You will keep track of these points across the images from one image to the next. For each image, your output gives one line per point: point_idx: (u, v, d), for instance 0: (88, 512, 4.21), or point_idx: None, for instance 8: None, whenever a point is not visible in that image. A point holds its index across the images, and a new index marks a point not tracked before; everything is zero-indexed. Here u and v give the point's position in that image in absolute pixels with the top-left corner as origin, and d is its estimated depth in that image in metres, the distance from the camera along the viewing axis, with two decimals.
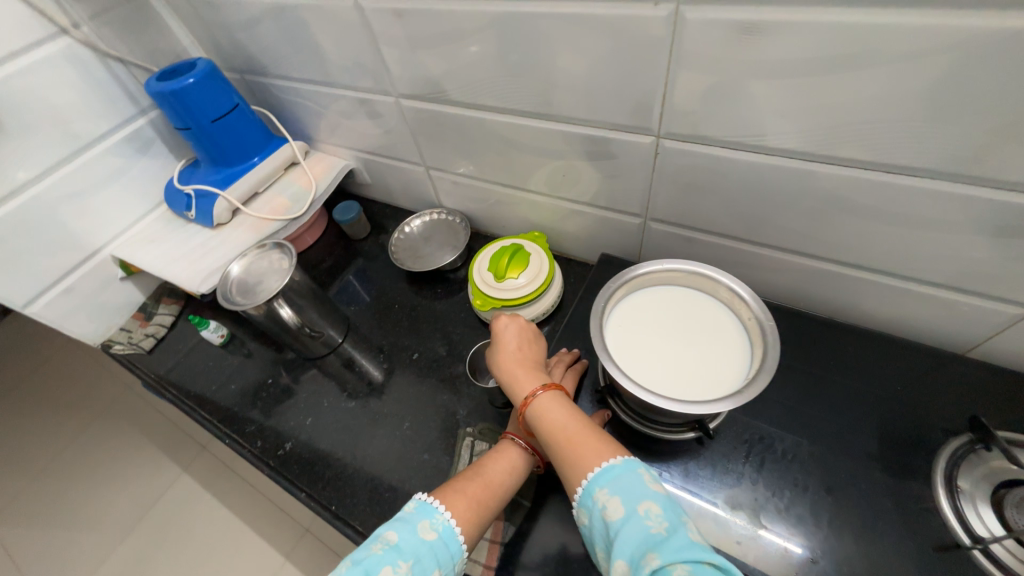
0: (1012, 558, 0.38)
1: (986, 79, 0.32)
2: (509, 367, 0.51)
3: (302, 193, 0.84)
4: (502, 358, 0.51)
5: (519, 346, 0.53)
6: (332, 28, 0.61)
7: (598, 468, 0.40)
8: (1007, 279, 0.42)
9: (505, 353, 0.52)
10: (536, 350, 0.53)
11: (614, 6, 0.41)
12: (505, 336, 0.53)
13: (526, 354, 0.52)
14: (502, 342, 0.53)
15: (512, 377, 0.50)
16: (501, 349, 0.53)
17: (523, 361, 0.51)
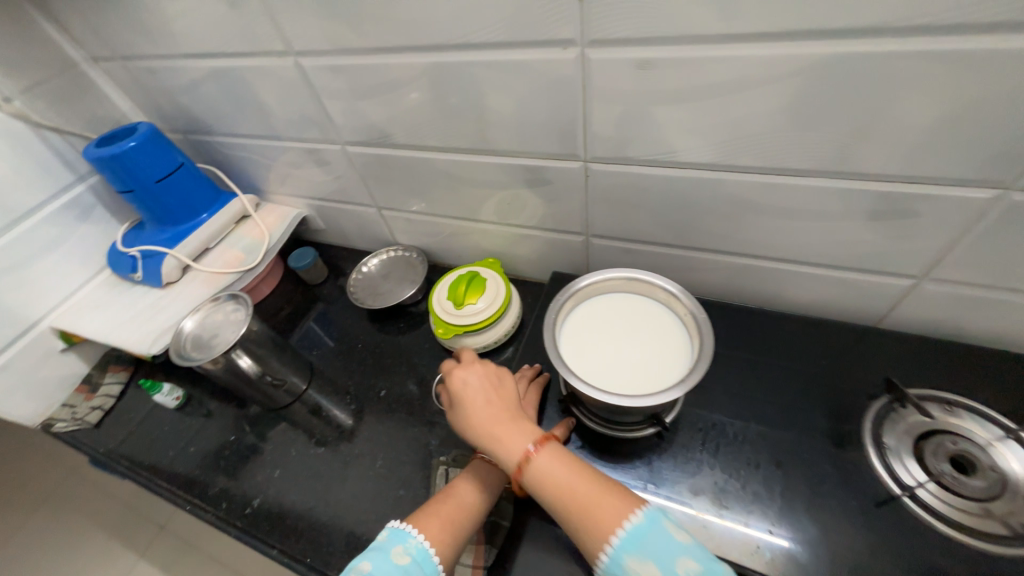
0: (936, 500, 0.43)
1: (834, 93, 0.39)
2: (490, 426, 0.47)
3: (255, 244, 0.84)
4: (475, 418, 0.47)
5: (491, 398, 0.49)
6: (274, 86, 0.64)
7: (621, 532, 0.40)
8: (891, 255, 0.49)
9: (480, 413, 0.48)
10: (507, 395, 0.50)
11: (529, 53, 0.46)
12: (471, 393, 0.49)
13: (501, 404, 0.49)
14: (473, 401, 0.49)
15: (494, 438, 0.46)
16: (472, 409, 0.48)
17: (503, 416, 0.47)
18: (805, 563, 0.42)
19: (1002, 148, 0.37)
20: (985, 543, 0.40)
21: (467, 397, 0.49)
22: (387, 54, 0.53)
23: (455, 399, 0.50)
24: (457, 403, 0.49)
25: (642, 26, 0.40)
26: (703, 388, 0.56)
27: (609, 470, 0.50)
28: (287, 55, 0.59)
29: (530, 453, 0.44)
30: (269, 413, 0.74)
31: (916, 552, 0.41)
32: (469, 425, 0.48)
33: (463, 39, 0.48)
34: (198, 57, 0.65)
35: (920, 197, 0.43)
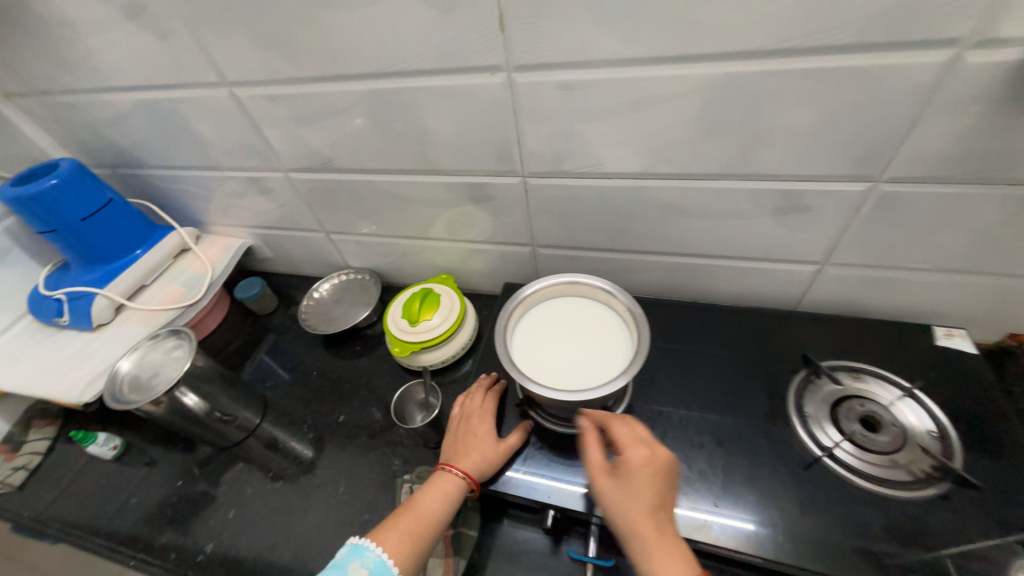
0: (851, 457, 0.48)
1: (728, 106, 0.44)
2: (638, 531, 0.40)
3: (197, 278, 0.81)
4: (637, 519, 0.40)
5: (659, 492, 0.42)
6: (209, 116, 0.64)
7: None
8: (797, 245, 0.56)
9: (635, 511, 0.41)
10: (670, 491, 0.42)
11: (461, 78, 0.49)
12: (647, 480, 0.42)
13: (664, 513, 0.41)
14: (634, 494, 0.41)
15: (639, 541, 0.40)
16: (627, 504, 0.41)
17: (657, 520, 0.40)
18: (747, 529, 0.46)
19: (867, 148, 0.44)
20: (896, 491, 0.46)
21: (636, 485, 0.42)
22: (324, 82, 0.55)
23: (623, 481, 0.42)
24: (621, 487, 0.42)
25: (560, 53, 0.44)
26: (649, 381, 0.59)
27: (568, 466, 0.53)
28: (221, 86, 0.59)
29: None
30: (220, 451, 0.71)
31: (839, 506, 0.46)
32: (615, 513, 0.42)
33: (398, 66, 0.50)
34: (125, 90, 0.64)
35: (812, 193, 0.49)
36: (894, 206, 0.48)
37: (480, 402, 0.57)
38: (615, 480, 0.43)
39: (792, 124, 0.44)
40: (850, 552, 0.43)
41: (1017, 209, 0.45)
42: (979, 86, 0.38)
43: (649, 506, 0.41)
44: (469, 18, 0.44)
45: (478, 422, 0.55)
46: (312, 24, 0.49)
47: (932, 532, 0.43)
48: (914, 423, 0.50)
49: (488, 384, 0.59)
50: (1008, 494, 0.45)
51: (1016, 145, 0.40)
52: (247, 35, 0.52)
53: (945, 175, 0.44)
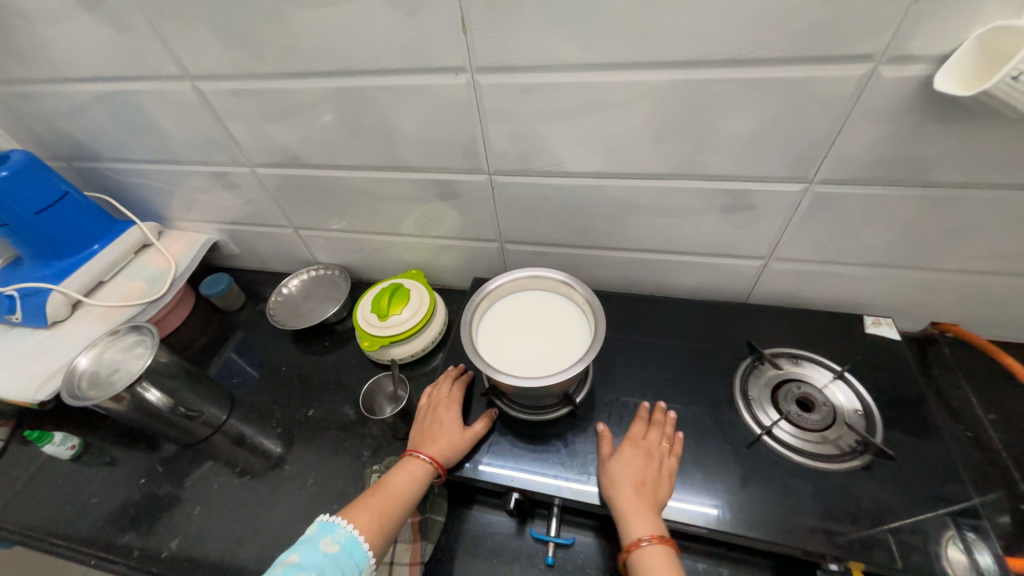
0: (788, 435, 0.53)
1: (676, 111, 0.48)
2: (620, 494, 0.48)
3: (160, 273, 0.80)
4: (616, 475, 0.49)
5: (646, 469, 0.49)
6: (172, 110, 0.63)
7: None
8: (743, 241, 0.60)
9: (620, 478, 0.49)
10: (658, 475, 0.49)
11: (426, 78, 0.51)
12: (636, 458, 0.50)
13: (646, 483, 0.49)
14: (624, 466, 0.50)
15: (621, 503, 0.47)
16: (616, 470, 0.49)
17: (638, 490, 0.48)
18: (694, 504, 0.49)
19: (800, 152, 0.48)
20: (826, 464, 0.50)
21: (626, 461, 0.50)
22: (290, 78, 0.55)
23: (617, 455, 0.51)
24: (614, 459, 0.51)
25: (520, 57, 0.47)
26: (609, 370, 0.63)
27: (531, 451, 0.55)
28: (183, 79, 0.59)
29: (642, 540, 0.45)
30: (185, 448, 0.70)
31: (776, 480, 0.50)
32: (606, 480, 0.50)
33: (364, 65, 0.51)
34: (81, 81, 0.62)
35: (754, 192, 0.53)
36: (826, 206, 0.53)
37: (448, 392, 0.59)
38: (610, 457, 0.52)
39: (734, 129, 0.48)
40: (784, 521, 0.47)
41: (930, 209, 0.50)
42: (893, 98, 0.42)
43: (633, 476, 0.49)
44: (433, 21, 0.46)
45: (445, 410, 0.57)
46: (276, 20, 0.49)
47: (855, 501, 0.48)
48: (843, 404, 0.55)
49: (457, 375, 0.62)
50: (921, 464, 0.50)
51: (926, 152, 0.45)
52: (210, 29, 0.52)
53: (869, 177, 0.49)
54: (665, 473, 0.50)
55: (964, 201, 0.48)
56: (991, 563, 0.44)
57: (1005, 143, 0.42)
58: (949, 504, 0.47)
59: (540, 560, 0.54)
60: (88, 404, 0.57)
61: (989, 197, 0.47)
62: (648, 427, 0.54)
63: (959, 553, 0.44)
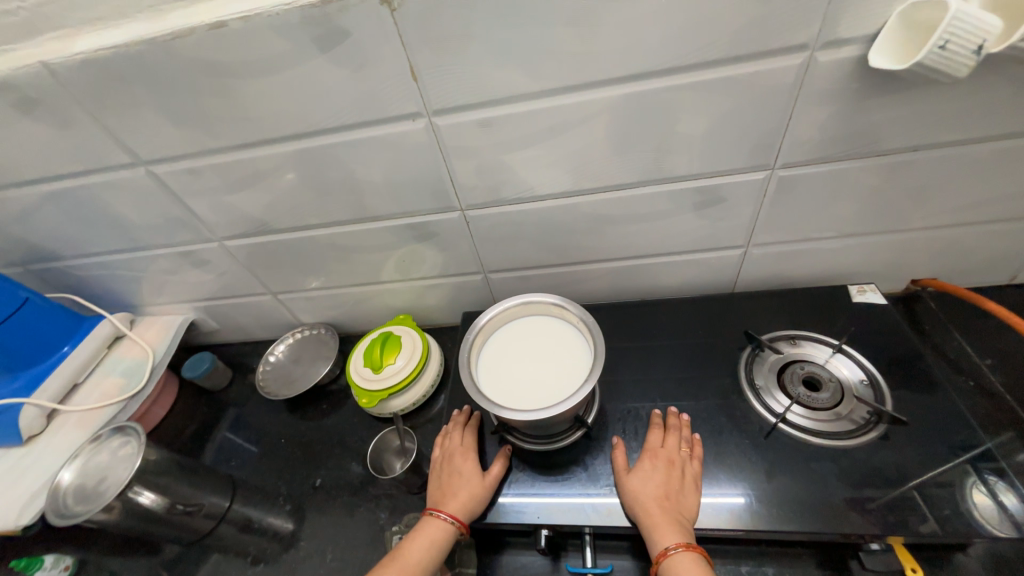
0: (802, 418, 0.53)
1: (633, 122, 0.49)
2: (645, 510, 0.47)
3: (138, 364, 0.76)
4: (636, 487, 0.48)
5: (668, 480, 0.48)
6: (128, 197, 0.62)
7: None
8: (720, 234, 0.61)
9: (643, 493, 0.48)
10: (682, 486, 0.48)
11: (384, 128, 0.51)
12: (656, 471, 0.49)
13: (668, 492, 0.48)
14: (645, 481, 0.49)
15: (647, 519, 0.46)
16: (637, 482, 0.49)
17: (662, 505, 0.47)
18: (726, 506, 0.48)
19: (758, 142, 0.50)
20: (845, 440, 0.50)
21: (646, 472, 0.49)
22: (246, 147, 0.54)
23: (636, 468, 0.50)
24: (634, 472, 0.50)
25: (473, 95, 0.47)
26: (614, 383, 0.62)
27: (552, 481, 0.53)
28: (135, 166, 0.58)
29: (668, 547, 0.43)
30: (189, 546, 0.66)
31: (800, 465, 0.49)
32: (628, 498, 0.48)
33: (319, 124, 0.51)
34: (28, 183, 0.60)
35: (722, 186, 0.55)
36: (791, 188, 0.54)
37: (460, 439, 0.57)
38: (628, 472, 0.51)
39: (691, 130, 0.49)
40: (819, 506, 0.47)
41: (889, 175, 0.52)
42: (834, 80, 0.44)
43: (655, 490, 0.48)
44: (382, 73, 0.46)
45: (460, 459, 0.55)
46: (223, 95, 0.49)
47: (881, 472, 0.48)
48: (847, 376, 0.56)
49: (467, 418, 0.60)
50: (934, 423, 0.51)
51: (874, 124, 0.47)
52: (157, 113, 0.51)
53: (826, 156, 0.50)
54: (689, 482, 0.49)
55: (918, 163, 0.50)
56: (1012, 500, 0.46)
57: (943, 103, 0.45)
58: (966, 452, 0.48)
59: None
60: (76, 522, 0.53)
61: (940, 155, 0.49)
62: (665, 435, 0.53)
63: (984, 495, 0.46)
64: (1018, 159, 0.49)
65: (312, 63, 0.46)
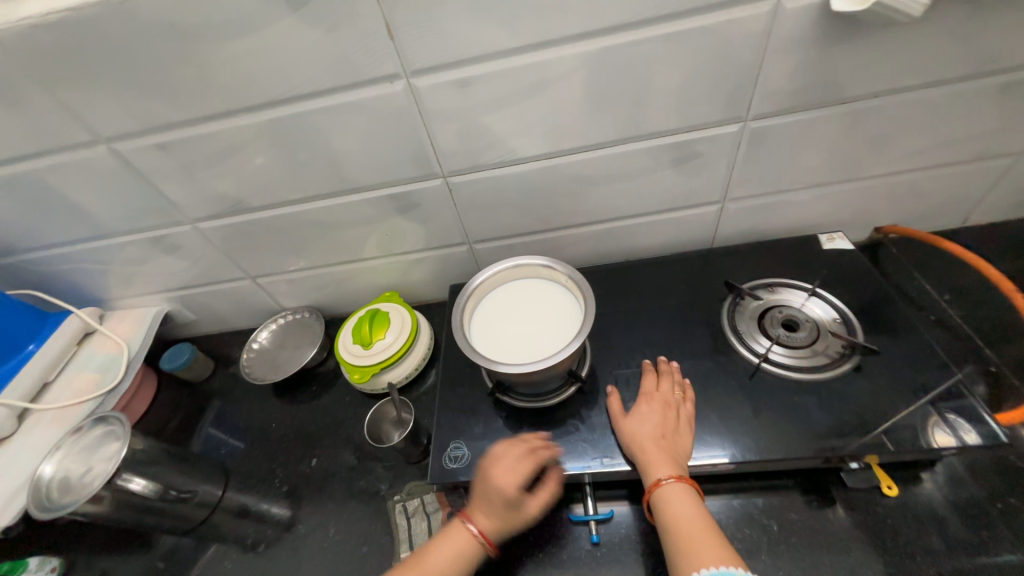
0: (782, 357, 0.56)
1: (610, 77, 0.49)
2: (641, 448, 0.49)
3: (113, 358, 0.73)
4: (633, 428, 0.51)
5: (663, 421, 0.51)
6: (90, 180, 0.59)
7: (709, 569, 0.40)
8: (697, 190, 0.63)
9: (639, 433, 0.50)
10: (677, 426, 0.51)
11: (361, 92, 0.50)
12: (652, 413, 0.51)
13: (665, 432, 0.50)
14: (642, 423, 0.51)
15: (642, 455, 0.49)
16: (634, 424, 0.51)
17: (658, 443, 0.49)
18: (716, 444, 0.51)
19: (730, 94, 0.51)
20: (822, 373, 0.54)
21: (644, 415, 0.52)
22: (216, 119, 0.52)
23: (635, 411, 0.53)
24: (633, 415, 0.52)
25: (451, 54, 0.47)
26: (604, 341, 0.64)
27: (550, 437, 0.55)
28: (96, 145, 0.55)
29: (661, 479, 0.46)
30: (184, 536, 0.64)
31: (782, 401, 0.52)
32: (625, 439, 0.51)
33: (293, 91, 0.50)
34: None
35: (697, 141, 0.56)
36: (763, 140, 0.56)
37: (519, 457, 0.51)
38: (625, 416, 0.53)
39: (668, 84, 0.50)
40: (801, 435, 0.50)
41: (852, 123, 0.55)
42: (800, 28, 0.46)
43: (650, 430, 0.50)
44: (356, 32, 0.45)
45: (508, 476, 0.49)
46: (189, 63, 0.47)
47: (856, 400, 0.51)
48: (821, 316, 0.59)
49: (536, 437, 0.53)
50: (901, 353, 0.54)
51: (838, 71, 0.49)
52: (116, 84, 0.49)
53: (794, 106, 0.53)
54: (685, 424, 0.51)
55: (879, 109, 0.53)
56: (977, 440, 0.46)
57: (898, 47, 0.47)
58: (926, 395, 0.50)
59: (585, 540, 0.53)
60: (65, 514, 0.51)
61: (898, 100, 0.52)
62: (662, 381, 0.55)
63: (945, 435, 0.47)
64: (967, 102, 0.53)
65: (282, 24, 0.45)
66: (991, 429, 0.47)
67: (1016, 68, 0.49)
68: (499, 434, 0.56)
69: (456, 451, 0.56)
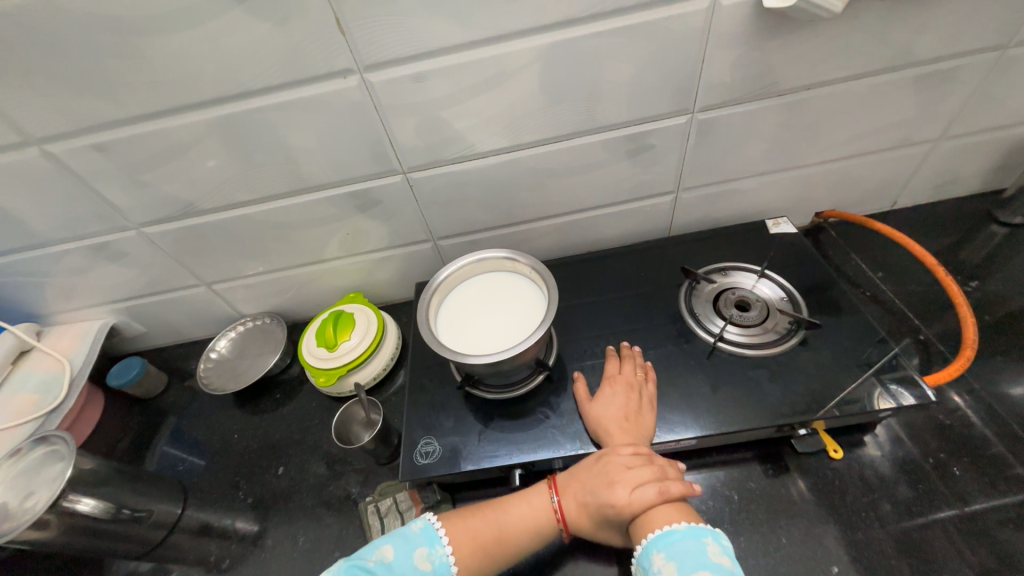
0: (736, 335, 0.59)
1: (564, 71, 0.51)
2: (607, 431, 0.51)
3: (54, 377, 0.69)
4: (604, 417, 0.52)
5: (627, 404, 0.52)
6: (18, 184, 0.55)
7: (653, 534, 0.43)
8: (652, 181, 0.65)
9: (605, 417, 0.52)
10: (641, 407, 0.52)
11: (315, 87, 0.49)
12: (616, 396, 0.53)
13: (634, 421, 0.51)
14: (608, 407, 0.52)
15: (606, 436, 0.50)
16: (601, 411, 0.52)
17: (623, 425, 0.51)
18: (678, 422, 0.53)
19: (677, 87, 0.54)
20: (773, 348, 0.57)
21: (609, 400, 0.53)
22: (159, 117, 0.50)
23: (600, 398, 0.54)
24: (598, 402, 0.53)
25: (405, 47, 0.47)
26: (570, 331, 0.65)
27: (520, 427, 0.56)
28: (26, 146, 0.51)
29: None
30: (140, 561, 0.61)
31: (737, 377, 0.55)
32: (592, 423, 0.52)
33: (241, 86, 0.48)
34: None
35: (649, 133, 0.59)
36: (710, 130, 0.59)
37: (641, 468, 0.46)
38: (590, 401, 0.54)
39: (618, 77, 0.52)
40: (756, 407, 0.53)
41: (789, 114, 0.58)
42: (737, 24, 0.48)
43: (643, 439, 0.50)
44: (308, 26, 0.44)
45: (618, 476, 0.45)
46: (127, 56, 0.45)
47: (803, 372, 0.55)
48: (770, 296, 0.63)
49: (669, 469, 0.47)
50: (842, 326, 0.58)
51: (774, 64, 0.53)
52: (45, 80, 0.46)
53: (737, 98, 0.56)
54: (649, 413, 0.52)
55: (812, 100, 0.57)
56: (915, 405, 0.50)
57: (826, 42, 0.51)
58: (871, 366, 0.54)
59: None
60: (4, 542, 0.48)
61: (828, 92, 0.56)
62: (624, 365, 0.57)
63: (889, 404, 0.51)
64: (889, 93, 0.57)
65: (227, 16, 0.43)
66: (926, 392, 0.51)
67: (927, 61, 0.54)
68: (469, 428, 0.56)
69: (427, 447, 0.56)
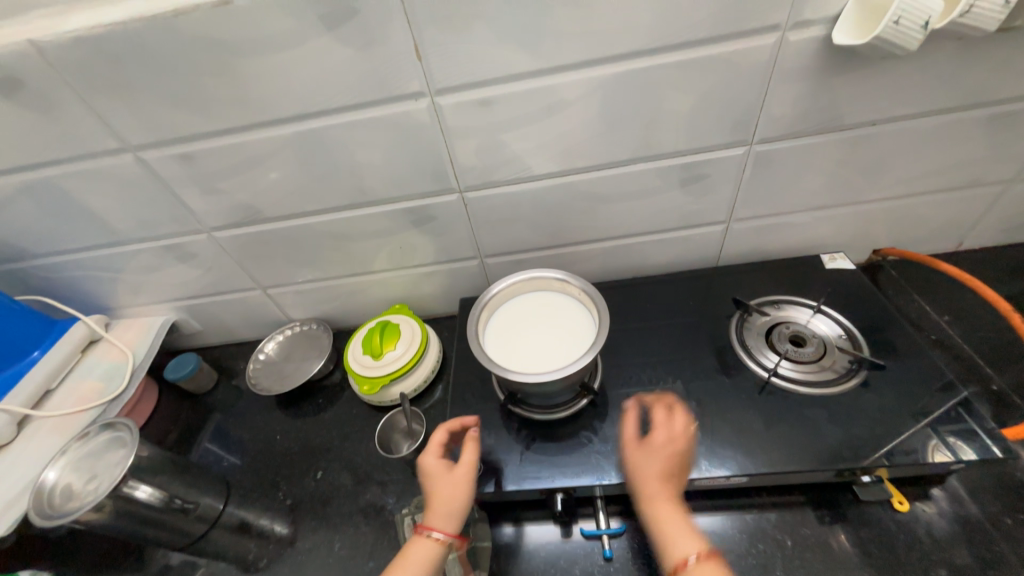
0: (791, 371, 0.57)
1: (626, 100, 0.52)
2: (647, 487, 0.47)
3: (118, 366, 0.73)
4: (648, 469, 0.47)
5: (673, 460, 0.48)
6: (111, 186, 0.60)
7: None
8: (704, 210, 0.65)
9: (646, 471, 0.47)
10: (683, 467, 0.49)
11: (387, 109, 0.52)
12: (664, 449, 0.49)
13: (672, 480, 0.47)
14: (650, 458, 0.48)
15: (649, 493, 0.46)
16: (644, 463, 0.48)
17: (664, 482, 0.47)
18: (728, 458, 0.51)
19: (737, 118, 0.54)
20: (831, 387, 0.55)
21: (654, 450, 0.49)
22: (244, 131, 0.54)
23: (646, 446, 0.49)
24: (643, 450, 0.49)
25: (475, 73, 0.49)
26: (613, 356, 0.65)
27: (563, 450, 0.55)
28: (124, 152, 0.56)
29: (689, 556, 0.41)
30: (181, 553, 0.62)
31: (792, 414, 0.53)
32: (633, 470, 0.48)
33: (320, 105, 0.52)
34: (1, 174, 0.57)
35: (705, 163, 0.59)
36: (767, 162, 0.59)
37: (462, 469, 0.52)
38: (637, 444, 0.50)
39: (678, 107, 0.53)
40: (811, 448, 0.50)
41: (851, 148, 0.57)
42: (803, 59, 0.49)
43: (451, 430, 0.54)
44: (388, 52, 0.47)
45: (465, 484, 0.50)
46: (224, 75, 0.49)
47: (864, 415, 0.52)
48: (827, 332, 0.61)
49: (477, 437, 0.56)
50: (906, 369, 0.56)
51: (838, 99, 0.52)
52: (150, 94, 0.50)
53: (797, 131, 0.55)
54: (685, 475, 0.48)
55: (876, 136, 0.56)
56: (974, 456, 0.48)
57: (894, 79, 0.50)
58: (927, 418, 0.51)
59: (597, 555, 0.53)
60: (68, 521, 0.50)
61: (894, 128, 0.55)
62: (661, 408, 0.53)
63: (947, 456, 0.48)
64: (959, 131, 0.56)
65: (316, 42, 0.47)
66: (989, 446, 0.48)
67: (1001, 101, 0.53)
68: (511, 447, 0.56)
69: None
